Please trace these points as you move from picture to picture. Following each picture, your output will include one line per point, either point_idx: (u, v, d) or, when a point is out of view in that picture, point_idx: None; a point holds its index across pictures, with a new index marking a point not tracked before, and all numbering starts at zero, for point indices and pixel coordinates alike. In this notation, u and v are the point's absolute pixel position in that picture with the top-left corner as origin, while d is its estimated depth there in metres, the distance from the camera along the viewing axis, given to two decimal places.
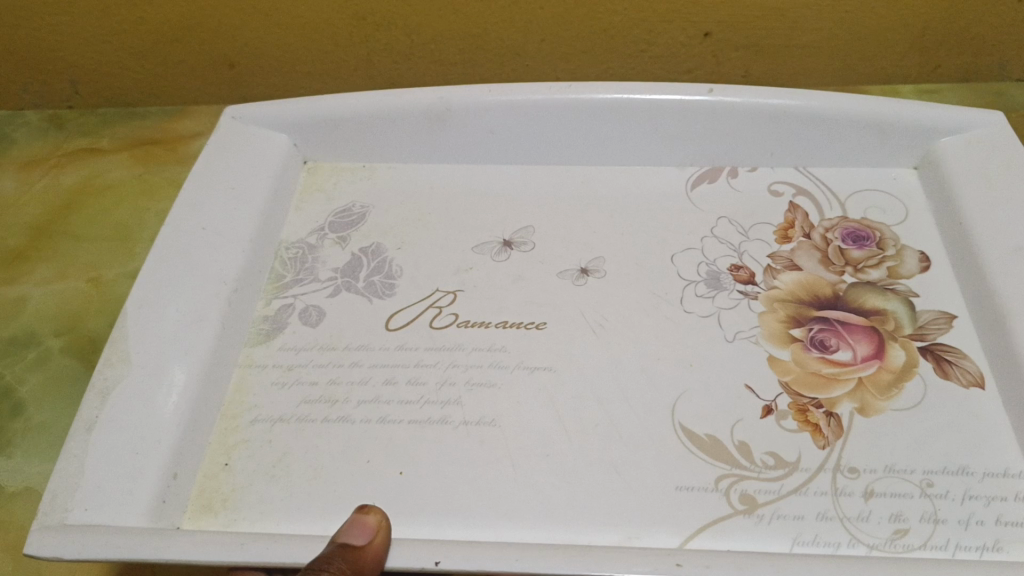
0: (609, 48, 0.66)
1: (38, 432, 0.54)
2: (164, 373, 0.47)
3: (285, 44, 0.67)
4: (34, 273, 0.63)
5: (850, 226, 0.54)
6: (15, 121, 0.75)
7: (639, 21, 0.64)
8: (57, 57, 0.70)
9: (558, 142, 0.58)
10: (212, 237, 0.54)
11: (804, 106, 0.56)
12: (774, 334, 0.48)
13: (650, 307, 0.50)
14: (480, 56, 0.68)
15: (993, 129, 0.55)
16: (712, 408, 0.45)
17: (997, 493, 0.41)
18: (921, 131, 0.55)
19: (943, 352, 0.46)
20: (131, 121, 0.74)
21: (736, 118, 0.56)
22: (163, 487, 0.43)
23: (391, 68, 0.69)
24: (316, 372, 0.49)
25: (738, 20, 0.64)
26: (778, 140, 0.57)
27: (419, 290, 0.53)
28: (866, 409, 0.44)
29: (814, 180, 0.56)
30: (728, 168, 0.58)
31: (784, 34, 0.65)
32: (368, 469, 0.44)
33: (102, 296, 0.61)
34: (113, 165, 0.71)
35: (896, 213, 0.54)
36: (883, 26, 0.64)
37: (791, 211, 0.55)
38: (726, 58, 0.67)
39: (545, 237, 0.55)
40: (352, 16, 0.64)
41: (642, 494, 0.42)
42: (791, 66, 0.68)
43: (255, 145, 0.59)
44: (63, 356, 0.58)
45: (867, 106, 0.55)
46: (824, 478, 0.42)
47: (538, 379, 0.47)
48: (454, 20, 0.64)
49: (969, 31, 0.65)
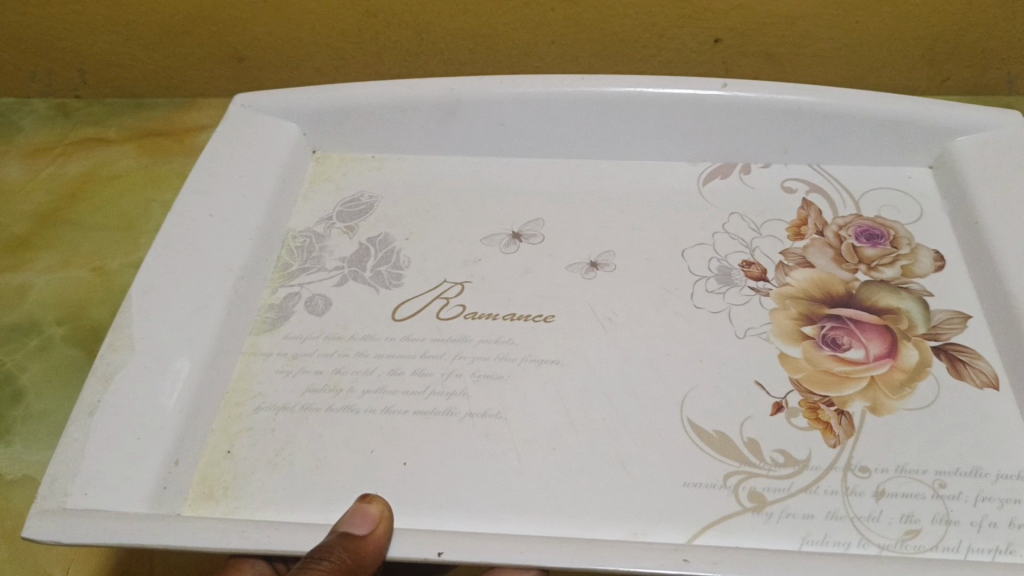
0: (619, 52, 0.66)
1: (39, 418, 0.54)
2: (166, 359, 0.47)
3: (293, 36, 0.67)
4: (38, 261, 0.62)
5: (863, 224, 0.53)
6: (22, 110, 0.75)
7: (651, 25, 0.63)
8: (66, 46, 0.70)
9: (567, 140, 0.58)
10: (219, 224, 0.53)
11: (821, 102, 0.55)
12: (785, 331, 0.48)
13: (659, 302, 0.50)
14: (489, 55, 0.67)
15: (1011, 129, 0.54)
16: (721, 404, 0.44)
17: (1010, 495, 0.40)
18: (936, 130, 0.54)
19: (956, 352, 0.46)
20: (139, 113, 0.74)
21: (751, 113, 0.56)
22: (163, 473, 0.42)
23: (399, 64, 0.69)
24: (321, 360, 0.49)
25: (749, 27, 0.63)
26: (792, 138, 0.56)
27: (426, 281, 0.52)
28: (878, 408, 0.43)
29: (828, 178, 0.56)
30: (740, 165, 0.57)
31: (794, 42, 0.64)
32: (371, 459, 0.44)
33: (106, 284, 0.61)
34: (121, 155, 0.71)
35: (910, 212, 0.53)
36: (897, 36, 0.64)
37: (804, 208, 0.54)
38: (736, 64, 0.66)
39: (554, 231, 0.54)
40: (362, 13, 0.64)
41: (646, 490, 0.41)
42: (803, 73, 0.67)
43: (264, 133, 0.59)
44: (66, 344, 0.57)
45: (882, 104, 0.55)
46: (834, 477, 0.41)
47: (545, 373, 0.47)
48: (464, 19, 0.64)
49: (984, 39, 0.64)
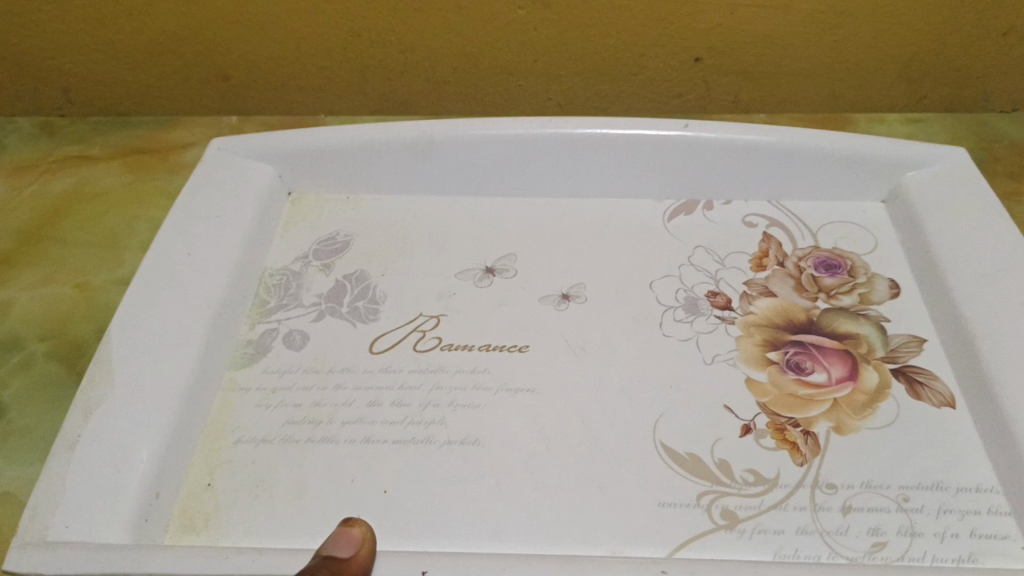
0: (603, 74, 0.69)
1: (18, 436, 0.51)
2: (145, 392, 0.47)
3: (275, 55, 0.69)
4: (21, 277, 0.62)
5: (822, 255, 0.55)
6: (7, 128, 0.75)
7: (634, 45, 0.67)
8: (51, 66, 0.71)
9: (539, 178, 0.60)
10: (196, 261, 0.55)
11: (776, 142, 0.57)
12: (751, 357, 0.49)
13: (630, 330, 0.51)
14: (471, 73, 0.70)
15: (959, 162, 0.56)
16: (692, 428, 0.46)
17: (971, 507, 0.41)
18: (887, 165, 0.56)
19: (914, 374, 0.47)
20: (124, 130, 0.74)
21: (711, 152, 0.58)
22: (144, 505, 0.43)
23: (383, 82, 0.71)
24: (300, 393, 0.50)
25: (729, 46, 0.67)
26: (752, 174, 0.58)
27: (403, 314, 0.54)
28: (842, 427, 0.45)
29: (788, 215, 0.57)
30: (703, 202, 0.59)
31: (770, 64, 0.68)
32: (352, 487, 0.45)
33: (90, 300, 0.60)
34: (104, 172, 0.71)
35: (865, 244, 0.55)
36: (872, 58, 0.67)
37: (764, 241, 0.56)
38: (717, 83, 0.70)
39: (527, 265, 0.56)
40: (348, 32, 0.67)
41: (623, 510, 0.43)
42: (780, 90, 0.71)
43: (239, 175, 0.60)
44: (47, 360, 0.56)
45: (835, 142, 0.57)
46: (802, 494, 0.42)
47: (521, 400, 0.48)
48: (449, 39, 0.67)
49: (957, 63, 0.68)
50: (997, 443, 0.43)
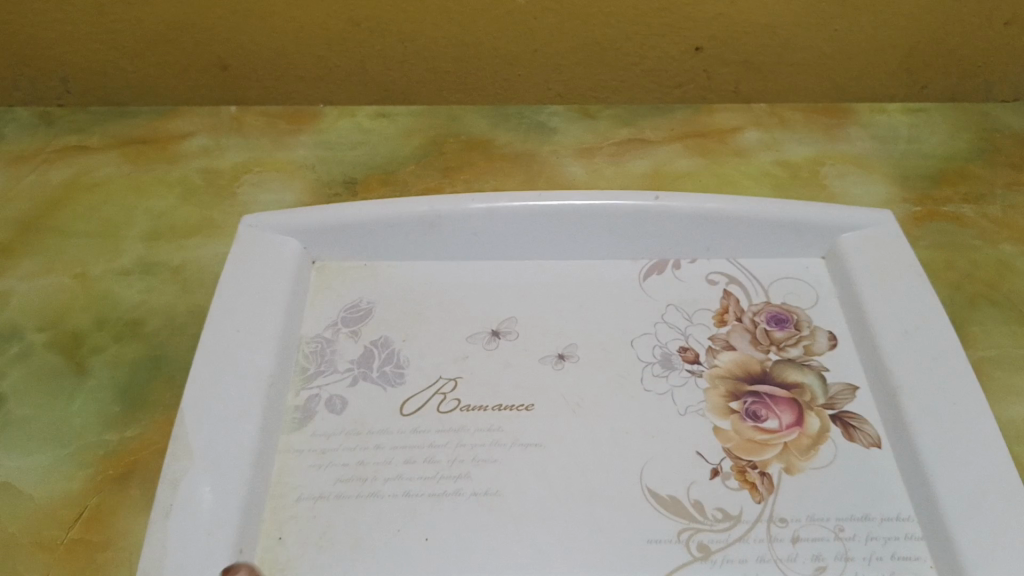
0: (606, 65, 0.81)
1: (20, 425, 0.60)
2: (221, 466, 0.56)
3: (275, 47, 0.79)
4: (20, 267, 0.71)
5: (773, 310, 0.66)
6: (6, 117, 0.85)
7: (633, 35, 0.78)
8: (50, 56, 0.80)
9: (531, 243, 0.69)
10: (245, 337, 0.63)
11: (732, 211, 0.69)
12: (717, 407, 0.60)
13: (616, 387, 0.61)
14: (471, 63, 0.81)
15: (884, 226, 0.69)
16: (671, 473, 0.56)
17: (891, 534, 0.53)
18: (827, 230, 0.69)
19: (848, 419, 0.59)
20: (122, 121, 0.85)
21: (676, 220, 0.69)
22: (232, 561, 0.52)
23: (381, 72, 0.82)
24: (346, 454, 0.59)
25: (725, 40, 0.78)
26: (711, 238, 0.69)
27: (425, 378, 0.63)
28: (791, 468, 0.56)
29: (743, 271, 0.69)
30: (672, 262, 0.69)
31: (776, 51, 0.80)
32: (399, 536, 0.54)
33: (85, 290, 0.70)
34: (104, 163, 0.81)
35: (807, 298, 0.67)
36: (875, 49, 0.80)
37: (724, 298, 0.67)
38: (717, 72, 0.82)
39: (526, 328, 0.65)
40: (345, 22, 0.76)
41: (620, 548, 0.53)
42: (780, 84, 0.84)
43: (271, 253, 0.68)
44: (45, 351, 0.65)
45: (779, 209, 0.69)
46: (761, 527, 0.54)
47: (531, 454, 0.58)
48: (449, 28, 0.77)
49: (960, 57, 0.81)
50: (912, 481, 0.55)
